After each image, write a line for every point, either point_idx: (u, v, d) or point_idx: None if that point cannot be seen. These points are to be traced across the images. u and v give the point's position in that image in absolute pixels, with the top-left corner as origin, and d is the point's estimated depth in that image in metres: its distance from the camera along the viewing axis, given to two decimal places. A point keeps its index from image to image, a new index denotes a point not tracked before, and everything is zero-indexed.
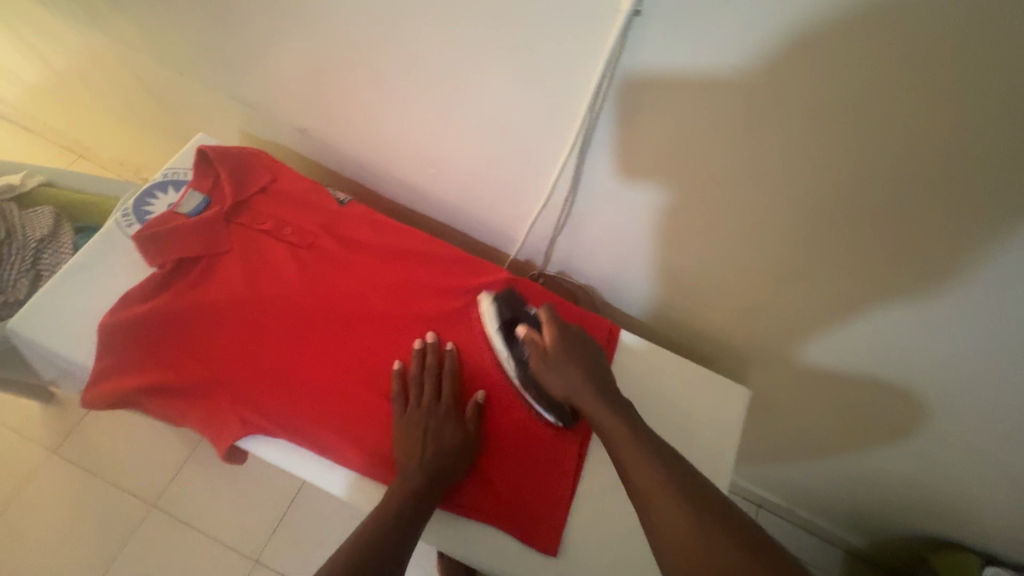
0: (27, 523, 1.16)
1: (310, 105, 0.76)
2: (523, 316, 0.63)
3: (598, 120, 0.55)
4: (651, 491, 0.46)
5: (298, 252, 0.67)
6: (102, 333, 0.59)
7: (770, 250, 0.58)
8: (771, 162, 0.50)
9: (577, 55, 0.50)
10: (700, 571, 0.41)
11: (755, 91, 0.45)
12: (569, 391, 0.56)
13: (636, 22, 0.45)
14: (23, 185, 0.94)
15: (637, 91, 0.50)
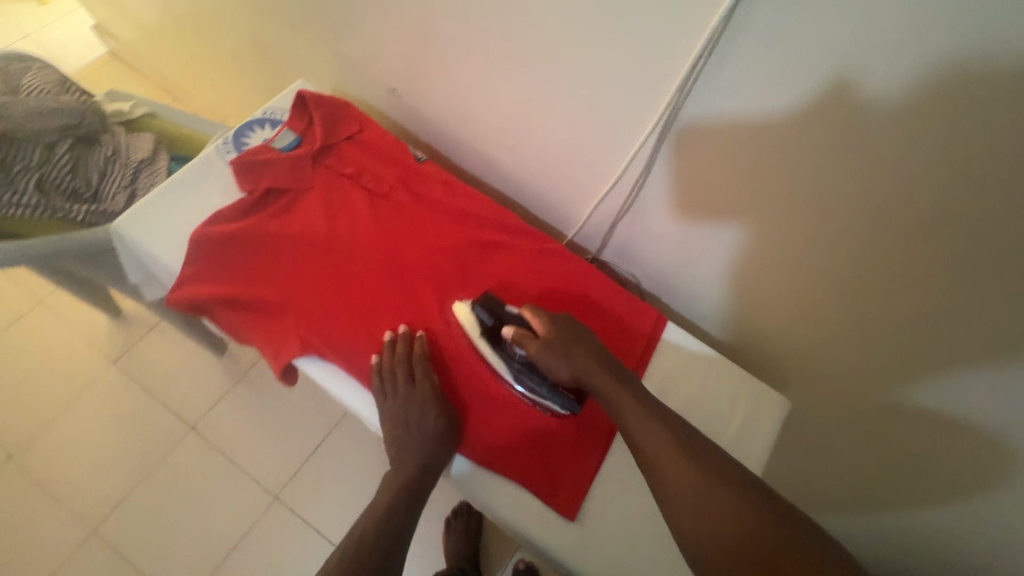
0: (79, 422, 1.26)
1: (404, 67, 0.80)
2: (504, 319, 0.61)
3: (685, 103, 0.56)
4: (662, 455, 0.50)
5: (374, 198, 0.71)
6: (192, 242, 0.64)
7: (834, 262, 0.58)
8: (852, 167, 0.50)
9: (675, 37, 0.51)
10: (705, 519, 0.46)
11: (850, 88, 0.45)
12: (578, 373, 0.56)
13: (739, 8, 0.46)
14: (130, 115, 1.03)
15: (728, 78, 0.51)
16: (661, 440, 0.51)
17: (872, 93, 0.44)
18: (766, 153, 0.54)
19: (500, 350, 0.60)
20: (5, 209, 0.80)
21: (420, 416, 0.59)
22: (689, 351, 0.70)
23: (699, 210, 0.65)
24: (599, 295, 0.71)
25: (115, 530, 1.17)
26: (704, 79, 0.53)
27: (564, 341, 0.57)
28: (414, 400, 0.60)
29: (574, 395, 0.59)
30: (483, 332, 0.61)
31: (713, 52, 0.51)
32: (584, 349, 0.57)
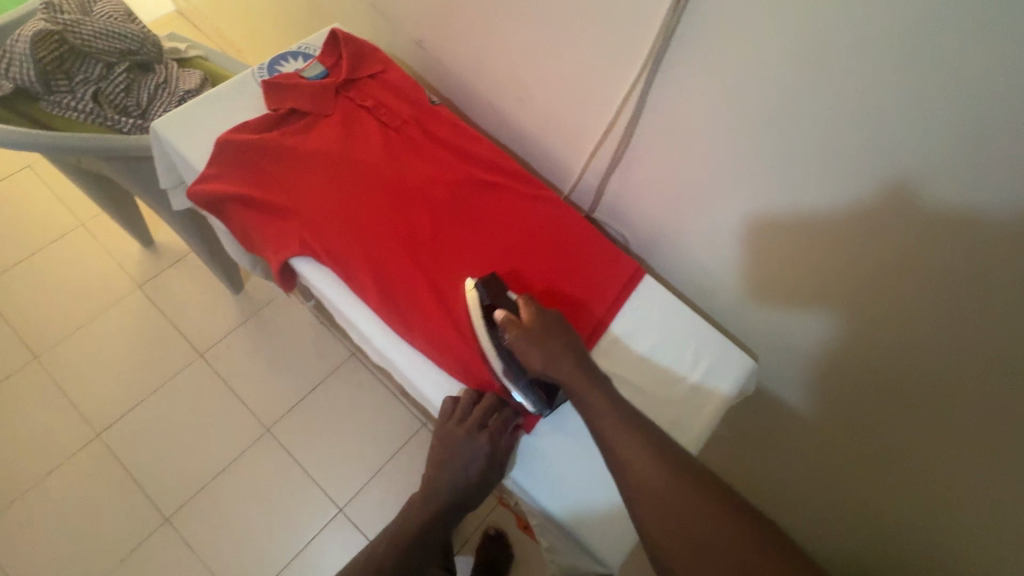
0: (100, 336, 1.34)
1: (432, 18, 0.87)
2: (500, 300, 0.64)
3: (671, 41, 0.62)
4: (639, 465, 0.54)
5: (387, 131, 0.77)
6: (217, 145, 0.71)
7: (806, 206, 0.63)
8: (819, 100, 0.55)
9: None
10: (682, 526, 0.52)
11: (813, 16, 0.51)
12: (548, 370, 0.60)
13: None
14: (184, 53, 1.12)
15: (709, 16, 0.57)
16: (634, 449, 0.55)
17: (833, 21, 0.50)
18: (744, 94, 0.60)
19: (488, 330, 0.63)
20: (64, 111, 0.91)
21: (469, 466, 0.62)
22: (665, 297, 0.74)
23: (684, 154, 0.70)
24: (588, 255, 0.74)
25: (119, 436, 1.25)
26: (686, 17, 0.59)
27: (543, 335, 0.61)
28: (469, 451, 0.62)
29: (545, 396, 0.63)
30: (481, 313, 0.64)
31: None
32: (561, 346, 0.61)
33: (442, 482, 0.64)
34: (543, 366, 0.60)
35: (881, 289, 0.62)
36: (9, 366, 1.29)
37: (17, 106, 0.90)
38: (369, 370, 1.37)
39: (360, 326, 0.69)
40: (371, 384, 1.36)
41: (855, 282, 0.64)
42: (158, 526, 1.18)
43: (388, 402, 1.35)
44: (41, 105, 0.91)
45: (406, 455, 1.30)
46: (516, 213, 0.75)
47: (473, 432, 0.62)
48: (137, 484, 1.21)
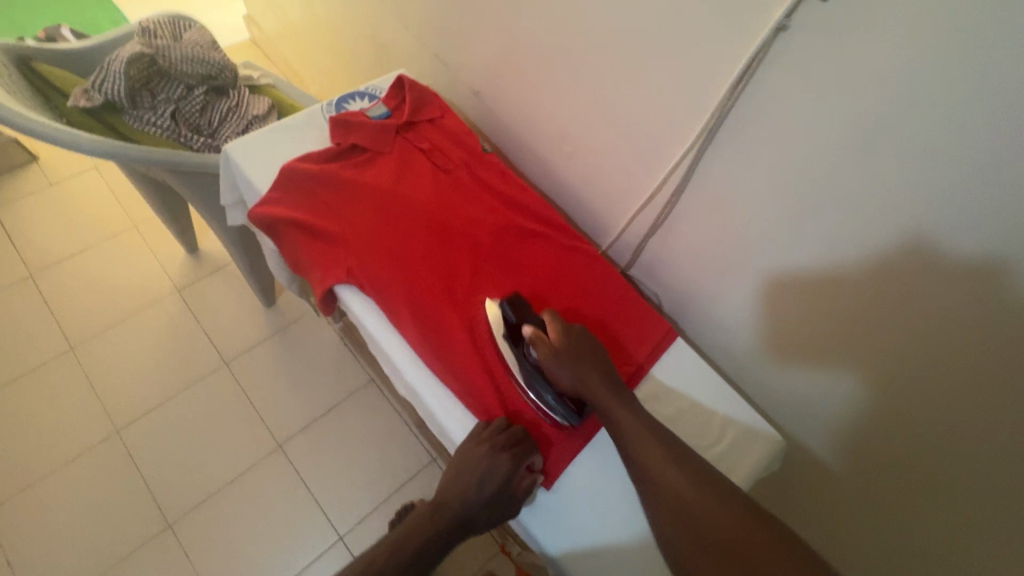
0: (133, 336, 1.39)
1: (491, 73, 0.94)
2: (526, 318, 0.68)
3: (725, 121, 0.65)
4: (654, 462, 0.57)
5: (439, 172, 0.81)
6: (282, 171, 0.75)
7: (847, 288, 0.63)
8: (864, 188, 0.56)
9: (728, 57, 0.61)
10: (688, 511, 0.54)
11: (864, 111, 0.53)
12: (578, 387, 0.63)
13: (780, 36, 0.56)
14: (257, 81, 1.20)
15: (767, 97, 0.60)
16: (663, 464, 0.57)
17: (892, 114, 0.51)
18: (794, 175, 0.62)
19: (516, 346, 0.66)
20: (144, 125, 0.98)
21: (480, 484, 0.61)
22: (696, 362, 0.73)
23: (727, 223, 0.72)
24: (619, 310, 0.74)
25: (136, 435, 1.27)
26: (744, 97, 0.62)
27: (571, 353, 0.64)
28: (484, 469, 0.60)
29: (574, 408, 0.64)
30: (505, 329, 0.68)
31: (754, 74, 0.60)
32: (590, 362, 0.64)
33: (453, 496, 0.63)
34: (573, 382, 0.63)
35: (918, 380, 0.62)
36: (45, 353, 1.34)
37: (101, 117, 0.96)
38: (387, 397, 1.39)
39: (396, 361, 0.71)
40: (386, 411, 1.37)
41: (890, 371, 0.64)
42: (160, 532, 1.18)
43: (401, 431, 1.35)
44: (123, 117, 0.97)
45: (413, 488, 1.29)
46: (555, 261, 0.76)
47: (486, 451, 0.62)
48: (147, 485, 1.22)
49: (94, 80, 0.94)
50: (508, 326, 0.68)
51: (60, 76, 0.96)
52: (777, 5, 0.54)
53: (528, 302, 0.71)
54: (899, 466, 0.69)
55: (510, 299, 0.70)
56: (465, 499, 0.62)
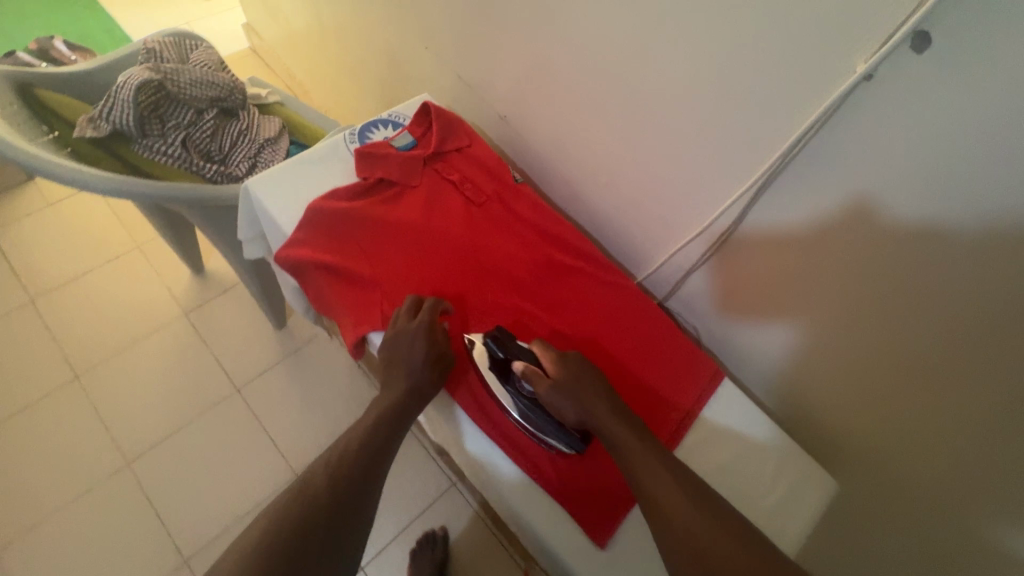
0: (140, 363, 1.34)
1: (520, 98, 0.90)
2: (513, 353, 0.63)
3: (790, 166, 0.62)
4: (667, 501, 0.52)
5: (471, 206, 0.78)
6: (308, 211, 0.71)
7: (917, 343, 0.60)
8: (938, 242, 0.53)
9: (799, 102, 0.57)
10: (706, 555, 0.48)
11: (943, 166, 0.50)
12: (583, 416, 0.60)
13: (862, 85, 0.52)
14: (266, 99, 1.16)
15: (840, 146, 0.56)
16: (677, 499, 0.52)
17: (976, 171, 0.48)
18: (863, 223, 0.58)
19: (507, 384, 0.63)
20: (154, 155, 0.93)
21: (404, 356, 0.63)
22: (746, 406, 0.70)
23: (783, 265, 0.69)
24: (666, 351, 0.72)
25: (147, 467, 1.23)
26: (814, 143, 0.59)
27: (571, 382, 0.61)
28: (403, 336, 0.63)
29: (577, 435, 0.61)
30: (491, 365, 0.63)
31: (827, 123, 0.56)
32: (593, 390, 0.60)
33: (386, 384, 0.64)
34: (575, 412, 0.60)
35: (989, 441, 0.59)
36: (50, 383, 1.30)
37: (109, 147, 0.92)
38: None
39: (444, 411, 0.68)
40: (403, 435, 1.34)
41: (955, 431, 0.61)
42: (175, 569, 1.14)
43: (420, 455, 1.32)
44: (132, 146, 0.93)
45: (432, 515, 1.26)
46: (597, 299, 0.73)
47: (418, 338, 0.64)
48: (160, 519, 1.19)
49: (101, 108, 0.89)
50: (496, 361, 0.64)
51: (65, 103, 0.91)
52: (862, 54, 0.51)
53: (509, 332, 0.66)
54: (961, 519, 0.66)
55: (494, 334, 0.65)
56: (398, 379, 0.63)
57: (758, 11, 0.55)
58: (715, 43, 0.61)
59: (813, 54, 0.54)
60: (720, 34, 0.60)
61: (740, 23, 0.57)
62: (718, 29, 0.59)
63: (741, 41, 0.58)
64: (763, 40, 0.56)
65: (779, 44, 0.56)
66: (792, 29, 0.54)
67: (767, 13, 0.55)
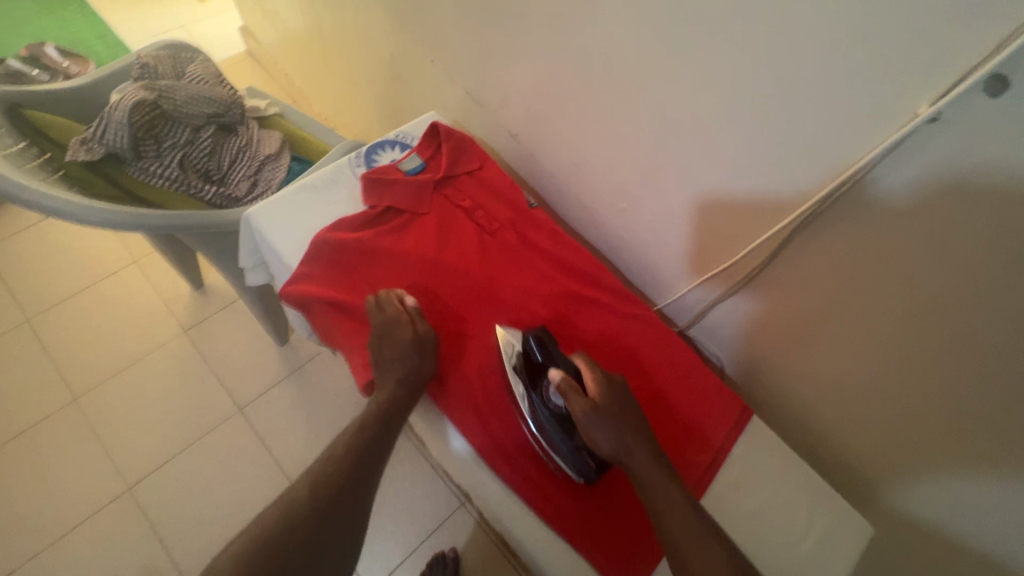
0: (140, 383, 1.31)
1: (533, 115, 0.87)
2: (553, 360, 0.61)
3: (832, 204, 0.57)
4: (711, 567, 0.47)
5: (484, 234, 0.74)
6: (314, 244, 0.68)
7: (968, 393, 0.56)
8: (997, 290, 0.49)
9: (848, 141, 0.53)
10: None
11: (1007, 214, 0.46)
12: (618, 449, 0.55)
13: (926, 127, 0.47)
14: (265, 112, 1.12)
15: (894, 192, 0.52)
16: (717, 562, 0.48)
17: None
18: (911, 267, 0.54)
19: (535, 391, 0.59)
20: (151, 177, 0.89)
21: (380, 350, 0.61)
22: (777, 448, 0.67)
23: (821, 305, 0.65)
24: (692, 390, 0.68)
25: (149, 491, 1.20)
26: (861, 186, 0.54)
27: (609, 406, 0.57)
28: (381, 329, 0.61)
29: (593, 468, 0.58)
30: (526, 365, 0.61)
31: (879, 165, 0.52)
32: (630, 422, 0.57)
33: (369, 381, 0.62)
34: (611, 444, 0.55)
35: None
36: (48, 406, 1.26)
37: (104, 170, 0.87)
38: (410, 439, 1.32)
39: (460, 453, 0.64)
40: (411, 453, 1.31)
41: (1005, 487, 0.57)
42: None
43: (428, 475, 1.29)
44: (127, 169, 0.89)
45: (442, 536, 1.23)
46: (618, 334, 0.70)
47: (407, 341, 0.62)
48: (163, 545, 1.15)
49: (94, 130, 0.85)
50: (531, 364, 0.61)
51: (56, 124, 0.88)
52: (926, 95, 0.46)
53: (553, 339, 0.63)
54: (1006, 566, 0.63)
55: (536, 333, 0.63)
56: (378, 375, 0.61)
57: (804, 42, 0.51)
58: (753, 74, 0.56)
59: (866, 91, 0.49)
60: (758, 64, 0.55)
61: (782, 53, 0.53)
62: (756, 58, 0.55)
63: (781, 72, 0.54)
64: (808, 73, 0.52)
65: (826, 78, 0.51)
66: (842, 63, 0.49)
67: (813, 43, 0.50)
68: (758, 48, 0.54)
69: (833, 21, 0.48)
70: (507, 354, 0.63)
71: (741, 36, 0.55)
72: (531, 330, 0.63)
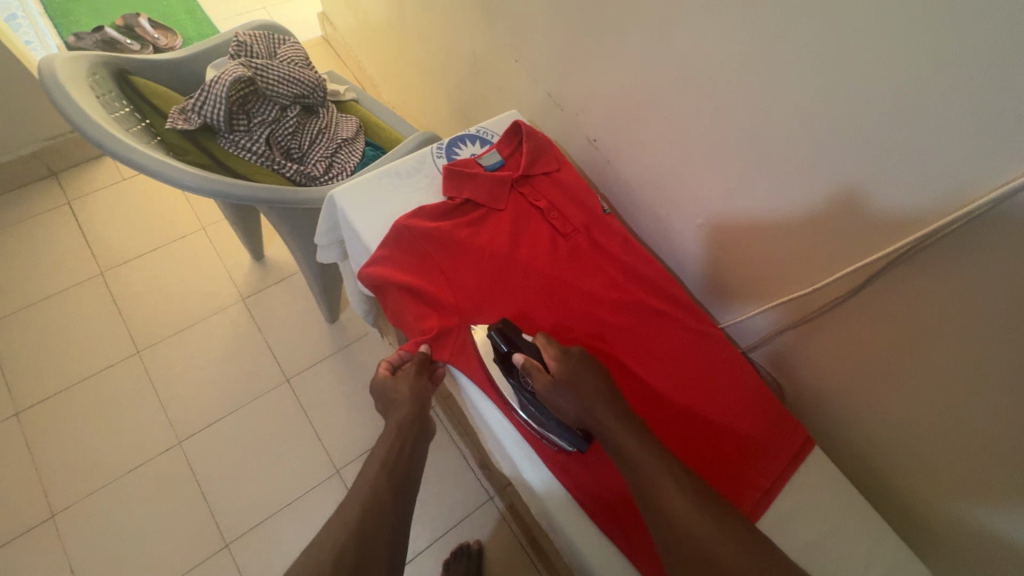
0: (198, 343, 1.38)
1: (613, 124, 0.87)
2: (516, 346, 0.62)
3: (934, 245, 0.55)
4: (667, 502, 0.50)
5: (557, 236, 0.75)
6: (394, 229, 0.70)
7: None
8: None
9: (960, 181, 0.51)
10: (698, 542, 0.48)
11: None
12: (583, 415, 0.57)
13: None
14: (344, 96, 1.15)
15: (1008, 236, 0.50)
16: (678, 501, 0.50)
17: None
18: (1014, 317, 0.52)
19: (511, 377, 0.63)
20: (239, 151, 0.94)
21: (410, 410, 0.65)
22: (834, 483, 0.66)
23: (901, 342, 0.63)
24: (754, 411, 0.67)
25: (198, 447, 1.26)
26: (970, 227, 0.52)
27: (570, 379, 0.58)
28: (392, 393, 0.66)
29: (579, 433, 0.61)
30: (496, 357, 0.63)
31: (995, 206, 0.50)
32: (591, 386, 0.57)
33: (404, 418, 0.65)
34: (576, 411, 0.57)
35: None
36: (113, 356, 1.34)
37: (197, 140, 0.92)
38: (446, 429, 1.34)
39: (487, 419, 0.68)
40: (446, 443, 1.33)
41: None
42: (216, 552, 1.16)
43: (459, 467, 1.31)
44: (218, 141, 0.94)
45: (469, 527, 1.24)
46: (684, 350, 0.69)
47: (395, 380, 0.66)
48: (207, 499, 1.21)
49: (194, 102, 0.90)
50: (500, 354, 0.63)
51: (159, 93, 0.93)
52: None
53: (512, 324, 0.64)
54: None
55: (499, 325, 0.63)
56: (408, 426, 0.65)
57: (929, 74, 0.49)
58: (866, 103, 0.55)
59: (990, 129, 0.48)
60: (871, 93, 0.54)
61: (902, 83, 0.52)
62: (869, 86, 0.54)
63: (897, 103, 0.53)
64: (927, 109, 0.51)
65: (944, 113, 0.50)
66: (966, 98, 0.48)
67: (939, 76, 0.49)
68: (873, 75, 0.53)
69: (966, 53, 0.47)
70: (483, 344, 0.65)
71: (856, 64, 0.54)
72: (493, 324, 0.64)
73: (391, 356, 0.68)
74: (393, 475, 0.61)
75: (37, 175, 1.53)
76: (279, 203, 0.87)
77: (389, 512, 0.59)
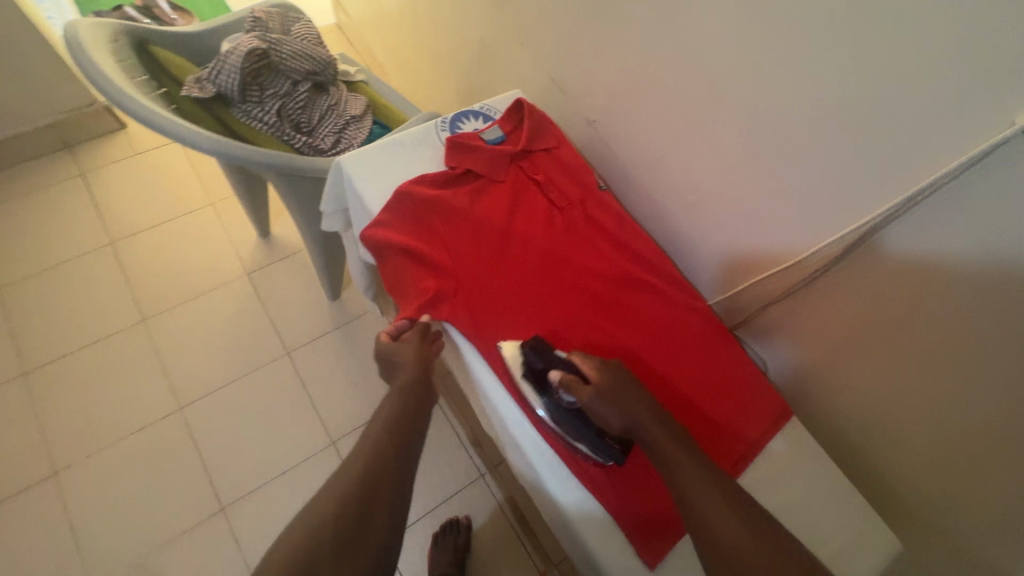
0: (202, 314, 1.41)
1: (612, 107, 0.90)
2: (552, 362, 0.63)
3: (910, 210, 0.58)
4: (713, 508, 0.52)
5: (553, 209, 0.78)
6: (396, 194, 0.73)
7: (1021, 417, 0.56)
8: None
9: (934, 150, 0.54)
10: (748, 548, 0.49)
11: None
12: (627, 426, 0.59)
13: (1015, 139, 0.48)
14: (353, 76, 1.18)
15: (978, 204, 0.52)
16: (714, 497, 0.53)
17: None
18: (982, 282, 0.55)
19: (545, 395, 0.63)
20: (250, 121, 0.98)
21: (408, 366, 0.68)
22: (809, 450, 0.69)
23: (878, 315, 0.66)
24: (734, 382, 0.70)
25: (197, 414, 1.29)
26: (942, 194, 0.55)
27: (613, 390, 0.60)
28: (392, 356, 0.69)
29: (617, 446, 0.62)
30: (530, 374, 0.63)
31: (966, 171, 0.52)
32: (635, 396, 0.60)
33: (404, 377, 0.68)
34: (621, 425, 0.59)
35: None
36: (119, 323, 1.37)
37: (211, 108, 0.97)
38: (441, 407, 1.37)
39: (481, 378, 0.68)
40: (440, 420, 1.35)
41: None
42: (210, 515, 1.19)
43: (453, 443, 1.33)
44: (231, 110, 0.98)
45: (460, 502, 1.27)
46: (669, 320, 0.72)
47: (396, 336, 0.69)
48: (204, 464, 1.24)
49: (210, 71, 0.94)
50: (535, 371, 0.64)
51: (178, 65, 0.98)
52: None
53: (547, 343, 0.65)
54: None
55: (533, 343, 0.64)
56: (408, 386, 0.68)
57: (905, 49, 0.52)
58: (847, 80, 0.58)
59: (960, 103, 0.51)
60: (852, 70, 0.57)
61: (882, 60, 0.54)
62: (851, 65, 0.57)
63: (877, 78, 0.56)
64: (905, 84, 0.54)
65: (918, 87, 0.53)
66: (940, 72, 0.51)
67: (916, 52, 0.52)
68: (854, 53, 0.56)
69: (940, 31, 0.49)
70: (514, 364, 0.65)
71: (840, 42, 0.57)
72: (526, 342, 0.65)
73: (391, 325, 0.69)
74: (387, 423, 0.64)
75: (52, 146, 1.57)
76: (285, 168, 0.90)
77: (383, 456, 0.61)
